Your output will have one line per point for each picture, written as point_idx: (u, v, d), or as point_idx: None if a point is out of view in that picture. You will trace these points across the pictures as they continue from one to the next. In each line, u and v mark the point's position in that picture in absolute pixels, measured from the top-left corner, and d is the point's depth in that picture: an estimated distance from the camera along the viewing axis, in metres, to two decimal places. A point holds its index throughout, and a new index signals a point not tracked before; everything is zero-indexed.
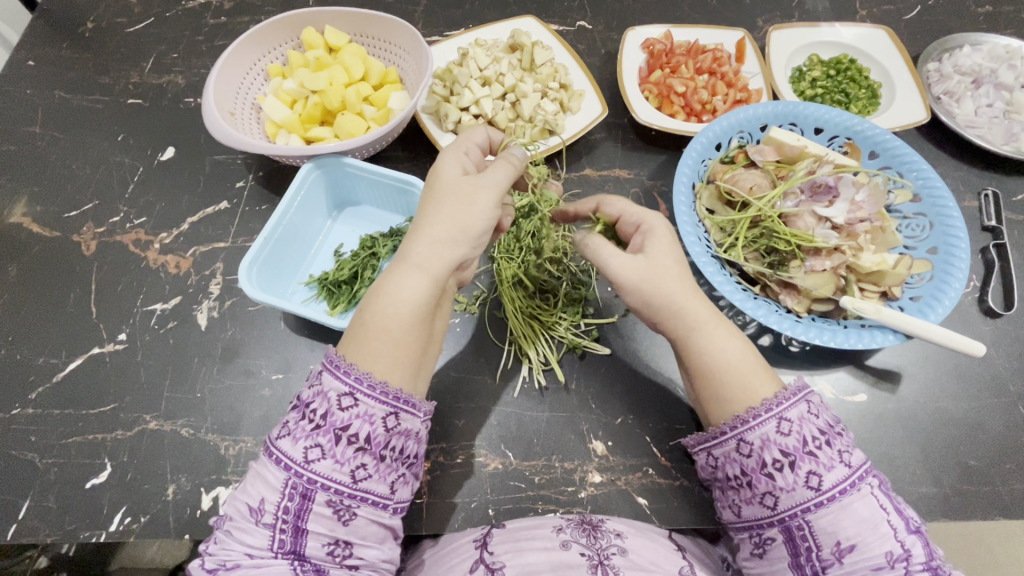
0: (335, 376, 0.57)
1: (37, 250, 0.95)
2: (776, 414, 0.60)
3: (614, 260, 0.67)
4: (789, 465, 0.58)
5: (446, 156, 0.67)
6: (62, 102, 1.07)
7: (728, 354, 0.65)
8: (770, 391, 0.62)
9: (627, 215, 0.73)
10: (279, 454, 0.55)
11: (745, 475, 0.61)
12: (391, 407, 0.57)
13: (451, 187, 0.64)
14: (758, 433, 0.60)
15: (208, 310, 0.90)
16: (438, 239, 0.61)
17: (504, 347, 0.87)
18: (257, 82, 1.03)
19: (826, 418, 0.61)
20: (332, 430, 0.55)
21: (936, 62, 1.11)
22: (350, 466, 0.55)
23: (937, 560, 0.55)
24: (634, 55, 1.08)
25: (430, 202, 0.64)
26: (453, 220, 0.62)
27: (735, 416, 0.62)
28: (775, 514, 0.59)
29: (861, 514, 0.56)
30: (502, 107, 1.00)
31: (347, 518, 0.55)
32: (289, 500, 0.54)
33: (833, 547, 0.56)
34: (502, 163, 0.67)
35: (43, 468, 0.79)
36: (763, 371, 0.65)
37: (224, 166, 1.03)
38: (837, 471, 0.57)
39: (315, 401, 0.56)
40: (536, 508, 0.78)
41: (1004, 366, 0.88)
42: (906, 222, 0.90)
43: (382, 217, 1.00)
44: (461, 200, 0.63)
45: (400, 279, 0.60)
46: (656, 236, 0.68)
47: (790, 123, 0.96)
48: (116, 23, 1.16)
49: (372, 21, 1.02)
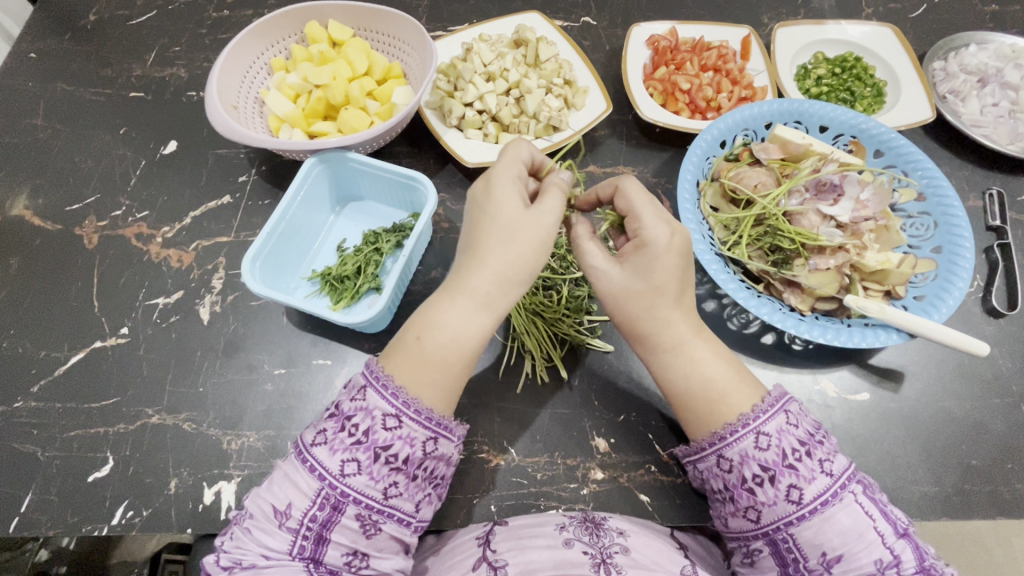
0: (380, 395, 0.58)
1: (39, 243, 0.95)
2: (753, 429, 0.60)
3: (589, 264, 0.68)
4: (769, 480, 0.58)
5: (502, 184, 0.64)
6: (64, 94, 1.07)
7: (690, 381, 0.65)
8: (749, 403, 0.62)
9: (632, 220, 0.66)
10: (314, 462, 0.56)
11: (728, 490, 0.62)
12: (431, 432, 0.59)
13: (517, 224, 0.62)
14: (736, 450, 0.60)
15: (211, 304, 0.90)
16: (504, 280, 0.62)
17: (507, 344, 0.87)
18: (260, 76, 1.02)
19: (806, 426, 0.61)
20: (372, 447, 0.56)
21: (942, 61, 1.10)
22: (383, 484, 0.56)
23: (929, 561, 0.56)
24: (639, 51, 1.08)
25: (492, 237, 0.63)
26: (520, 262, 0.62)
27: (713, 433, 0.62)
28: (759, 527, 0.60)
29: (845, 524, 0.56)
30: (507, 103, 0.98)
31: (371, 532, 0.56)
32: (319, 509, 0.55)
33: (820, 558, 0.57)
34: (555, 194, 0.64)
35: (45, 461, 0.79)
36: (743, 384, 0.65)
37: (226, 161, 1.02)
38: (818, 483, 0.57)
39: (357, 415, 0.57)
40: (538, 505, 0.78)
41: (1007, 366, 0.88)
42: (911, 220, 0.90)
43: (385, 213, 1.00)
44: (528, 241, 0.62)
45: (466, 317, 0.62)
46: (649, 257, 0.63)
47: (796, 121, 0.96)
48: (119, 15, 1.15)
49: (377, 16, 1.02)
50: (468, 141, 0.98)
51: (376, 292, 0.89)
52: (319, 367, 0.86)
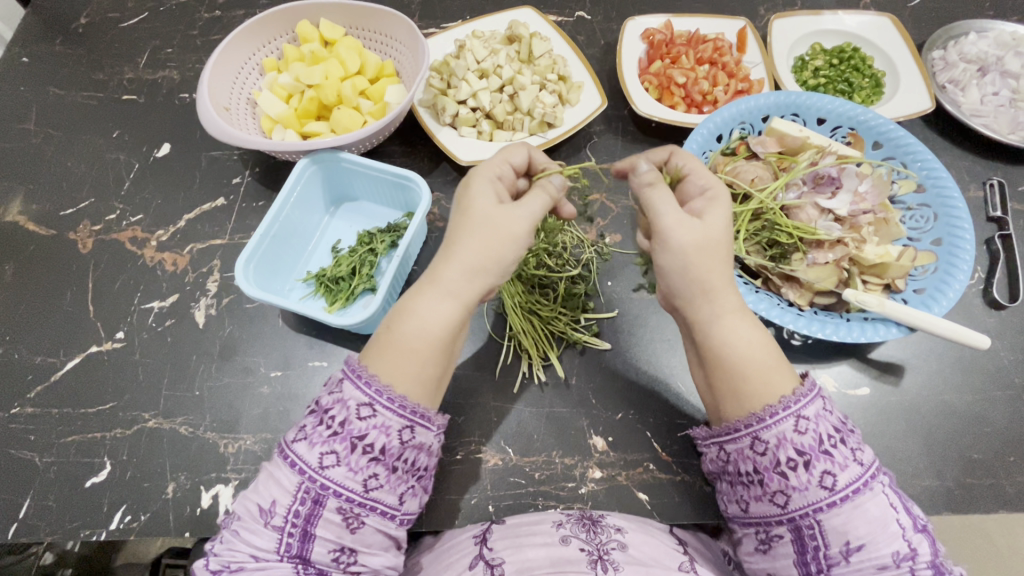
0: (355, 385, 0.57)
1: (34, 248, 0.94)
2: (793, 412, 0.58)
3: (666, 216, 0.63)
4: (804, 464, 0.57)
5: (483, 180, 0.65)
6: (56, 98, 1.06)
7: (748, 348, 0.62)
8: (791, 386, 0.60)
9: (696, 178, 0.69)
10: (294, 457, 0.55)
11: (757, 473, 0.60)
12: (407, 421, 0.58)
13: (487, 216, 0.62)
14: (774, 432, 0.58)
15: (206, 308, 0.90)
16: (471, 267, 0.61)
17: (503, 343, 0.86)
18: (252, 77, 1.01)
19: (839, 414, 0.60)
20: (348, 438, 0.56)
21: (941, 50, 1.09)
22: (363, 475, 0.56)
23: (941, 559, 0.55)
24: (634, 46, 1.07)
25: (462, 226, 0.63)
26: (487, 249, 0.61)
27: (750, 414, 0.60)
28: (785, 513, 0.58)
29: (873, 514, 0.55)
30: (501, 100, 0.97)
31: (355, 526, 0.56)
32: (301, 504, 0.55)
33: (842, 546, 0.56)
34: (539, 196, 0.65)
35: (42, 467, 0.79)
36: (778, 366, 0.62)
37: (220, 162, 1.02)
38: (851, 471, 0.56)
39: (334, 408, 0.57)
40: (536, 504, 0.78)
41: (1008, 358, 0.87)
42: (910, 212, 0.89)
43: (379, 213, 0.99)
44: (497, 230, 0.61)
45: (432, 305, 0.60)
46: (719, 206, 0.65)
47: (793, 113, 0.95)
48: (110, 18, 1.14)
49: (369, 14, 1.01)
50: (462, 138, 0.98)
51: (372, 293, 0.88)
52: (316, 369, 0.86)
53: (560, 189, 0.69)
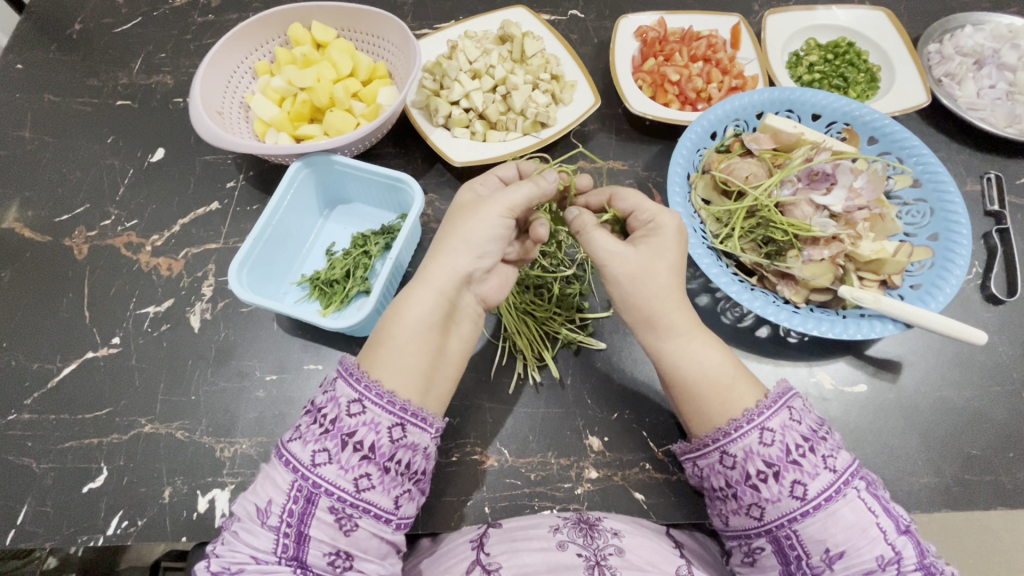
0: (349, 384, 0.58)
1: (29, 255, 0.94)
2: (758, 425, 0.59)
3: (601, 250, 0.67)
4: (774, 476, 0.57)
5: (462, 186, 0.73)
6: (52, 105, 1.07)
7: (699, 370, 0.64)
8: (753, 399, 0.61)
9: (640, 210, 0.71)
10: (289, 456, 0.56)
11: (731, 487, 0.60)
12: (397, 418, 0.58)
13: (460, 207, 0.70)
14: (740, 445, 0.59)
15: (201, 312, 0.90)
16: (443, 251, 0.66)
17: (498, 344, 0.86)
18: (245, 80, 1.02)
19: (809, 422, 0.59)
20: (339, 435, 0.56)
21: (936, 44, 1.08)
22: (354, 474, 0.55)
23: (929, 558, 0.54)
24: (627, 43, 1.06)
25: (446, 222, 0.70)
26: (456, 233, 0.66)
27: (715, 429, 0.61)
28: (762, 525, 0.58)
29: (849, 520, 0.55)
30: (494, 100, 0.97)
31: (349, 528, 0.55)
32: (294, 502, 0.55)
33: (823, 555, 0.55)
34: (524, 183, 0.68)
35: (39, 474, 0.79)
36: (743, 381, 0.63)
37: (214, 167, 1.02)
38: (823, 478, 0.56)
39: (326, 406, 0.58)
40: (532, 505, 0.78)
41: (1007, 354, 0.87)
42: (907, 208, 0.89)
43: (373, 215, 0.99)
44: (465, 214, 0.68)
45: (408, 293, 0.64)
46: (661, 234, 0.67)
47: (787, 109, 0.95)
48: (104, 24, 1.15)
49: (361, 16, 1.01)
50: (455, 139, 0.97)
51: (366, 296, 0.88)
52: (311, 372, 0.86)
53: (554, 183, 0.71)
